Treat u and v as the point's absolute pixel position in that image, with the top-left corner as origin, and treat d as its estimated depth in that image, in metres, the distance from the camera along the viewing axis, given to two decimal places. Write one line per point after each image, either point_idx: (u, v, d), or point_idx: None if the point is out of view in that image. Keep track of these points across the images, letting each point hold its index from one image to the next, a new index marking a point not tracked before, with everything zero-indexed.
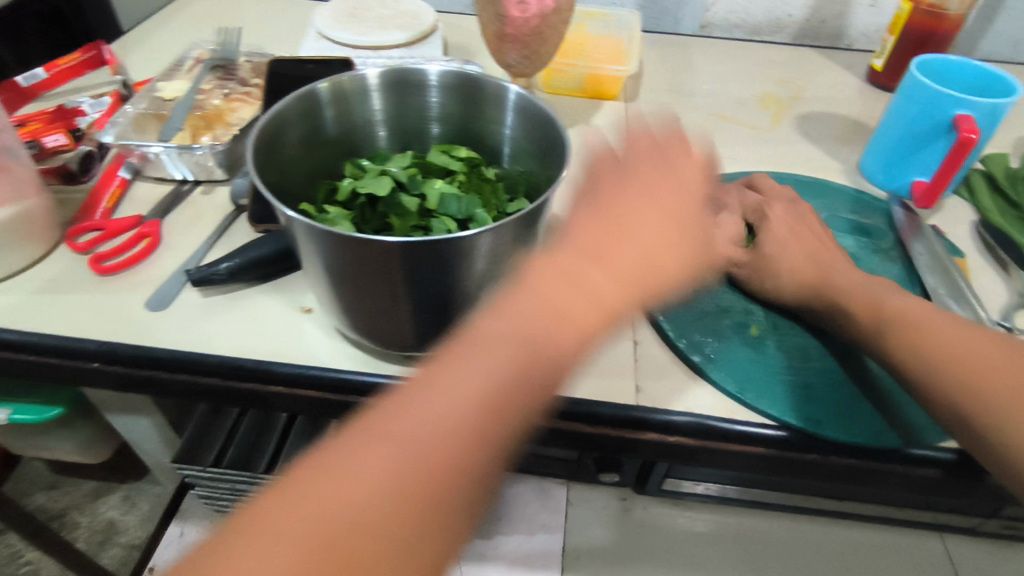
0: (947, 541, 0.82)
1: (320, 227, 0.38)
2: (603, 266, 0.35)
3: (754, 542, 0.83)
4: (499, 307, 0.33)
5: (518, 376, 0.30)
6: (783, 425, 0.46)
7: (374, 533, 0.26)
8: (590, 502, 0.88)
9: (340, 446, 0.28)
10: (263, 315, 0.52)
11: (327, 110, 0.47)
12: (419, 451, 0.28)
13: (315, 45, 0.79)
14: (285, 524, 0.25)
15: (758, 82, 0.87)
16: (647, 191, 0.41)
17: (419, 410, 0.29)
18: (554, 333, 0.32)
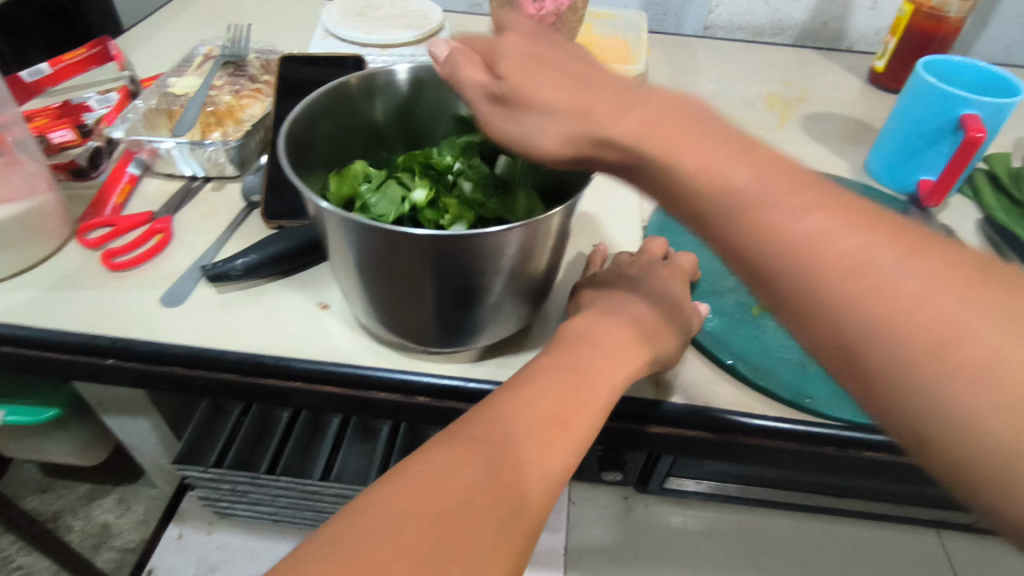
0: (944, 537, 0.83)
1: (352, 219, 0.38)
2: (621, 334, 0.43)
3: (756, 541, 0.84)
4: (544, 359, 0.41)
5: (573, 402, 0.38)
6: (801, 416, 0.47)
7: (482, 518, 0.31)
8: (594, 502, 0.89)
9: (434, 457, 0.33)
10: (281, 310, 0.52)
11: (357, 107, 0.47)
12: (506, 455, 0.34)
13: (323, 42, 0.79)
14: (403, 512, 0.30)
15: (762, 84, 0.88)
16: (650, 274, 0.51)
17: (496, 424, 0.35)
18: (580, 393, 0.38)
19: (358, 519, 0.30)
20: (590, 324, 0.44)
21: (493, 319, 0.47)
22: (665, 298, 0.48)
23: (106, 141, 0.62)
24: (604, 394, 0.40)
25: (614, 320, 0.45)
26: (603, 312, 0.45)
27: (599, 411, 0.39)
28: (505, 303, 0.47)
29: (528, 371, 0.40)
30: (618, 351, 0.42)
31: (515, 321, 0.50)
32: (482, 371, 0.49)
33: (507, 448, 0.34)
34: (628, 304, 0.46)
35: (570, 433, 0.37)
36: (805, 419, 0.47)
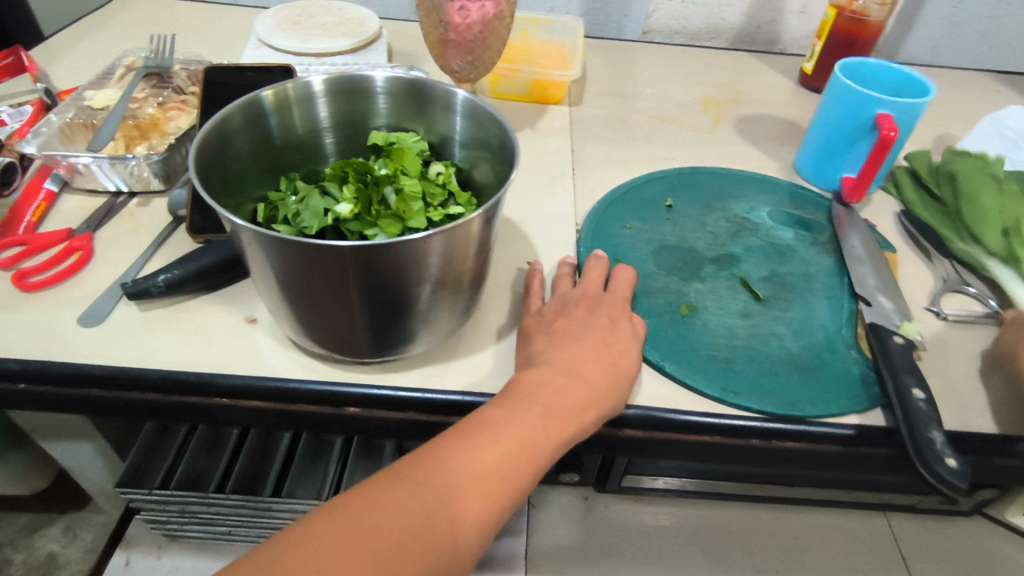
0: (890, 520, 0.86)
1: (265, 234, 0.38)
2: (588, 368, 0.44)
3: (715, 534, 0.85)
4: (511, 390, 0.43)
5: (519, 456, 0.39)
6: (725, 411, 0.48)
7: (404, 563, 0.34)
8: (554, 505, 0.88)
9: (378, 490, 0.36)
10: (207, 326, 0.51)
11: (273, 118, 0.47)
12: (445, 503, 0.36)
13: (256, 52, 0.78)
14: (329, 554, 0.33)
15: (698, 86, 0.90)
16: (598, 311, 0.49)
17: (439, 476, 0.37)
18: (535, 438, 0.40)
19: (283, 553, 0.32)
20: (546, 364, 0.44)
21: (423, 327, 0.47)
22: (624, 341, 0.47)
23: (19, 158, 0.59)
24: (556, 439, 0.41)
25: (579, 348, 0.46)
26: (574, 340, 0.46)
27: (543, 464, 0.40)
28: (434, 311, 0.47)
29: (493, 407, 0.41)
30: (574, 398, 0.42)
31: (448, 327, 0.50)
32: (415, 379, 0.49)
33: (443, 502, 0.36)
34: (582, 346, 0.46)
35: (508, 489, 0.38)
36: (730, 413, 0.48)
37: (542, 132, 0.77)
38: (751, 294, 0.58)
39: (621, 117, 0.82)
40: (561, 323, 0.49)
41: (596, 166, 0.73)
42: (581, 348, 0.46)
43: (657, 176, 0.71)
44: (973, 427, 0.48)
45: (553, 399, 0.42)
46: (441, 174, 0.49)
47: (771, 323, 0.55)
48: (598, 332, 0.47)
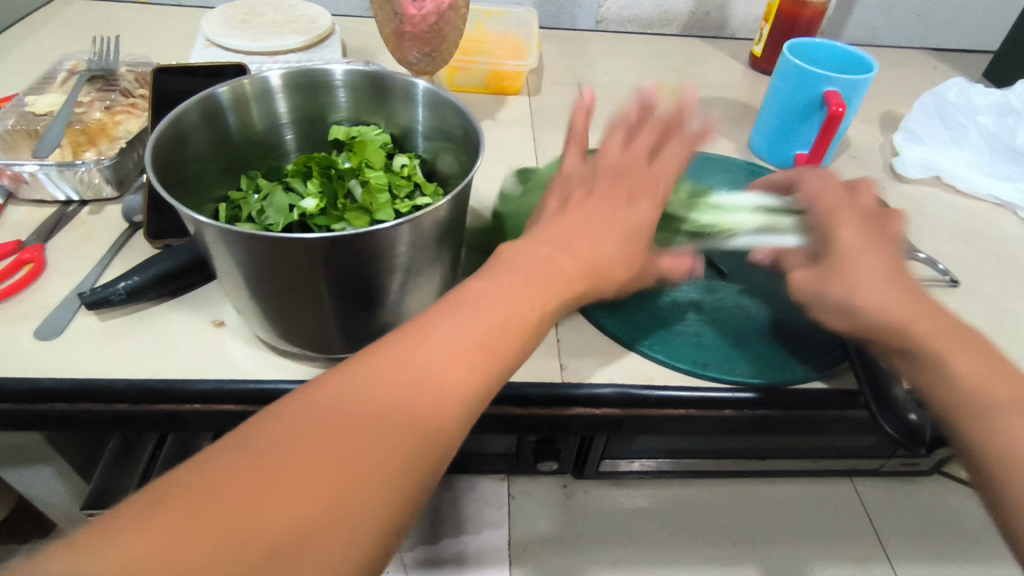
0: (857, 485, 0.90)
1: (230, 231, 0.37)
2: (565, 254, 0.42)
3: (692, 511, 0.88)
4: (479, 281, 0.38)
5: (490, 334, 0.35)
6: (696, 383, 0.50)
7: (375, 454, 0.28)
8: (533, 494, 0.89)
9: (332, 386, 0.30)
10: (172, 332, 0.49)
11: (230, 116, 0.45)
12: (419, 388, 0.31)
13: (206, 52, 0.76)
14: (286, 459, 0.26)
15: (652, 73, 0.92)
16: (620, 190, 0.48)
17: (402, 362, 0.32)
18: (508, 321, 0.36)
19: (217, 475, 0.25)
20: (514, 257, 0.41)
21: (396, 318, 0.47)
22: (626, 224, 0.46)
23: None
24: (533, 317, 0.37)
25: (562, 242, 0.43)
26: (556, 233, 0.43)
27: (518, 349, 0.36)
28: (406, 302, 0.46)
29: (460, 293, 0.37)
30: (543, 282, 0.39)
31: None
32: None
33: (415, 384, 0.31)
34: (596, 236, 0.44)
35: (482, 368, 0.34)
36: (702, 386, 0.49)
37: (502, 123, 0.77)
38: (717, 270, 0.59)
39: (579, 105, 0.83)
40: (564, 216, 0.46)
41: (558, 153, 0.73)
42: (581, 239, 0.43)
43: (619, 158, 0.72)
44: None
45: (516, 285, 0.38)
46: (406, 166, 0.49)
47: (737, 297, 0.56)
48: (598, 223, 0.45)
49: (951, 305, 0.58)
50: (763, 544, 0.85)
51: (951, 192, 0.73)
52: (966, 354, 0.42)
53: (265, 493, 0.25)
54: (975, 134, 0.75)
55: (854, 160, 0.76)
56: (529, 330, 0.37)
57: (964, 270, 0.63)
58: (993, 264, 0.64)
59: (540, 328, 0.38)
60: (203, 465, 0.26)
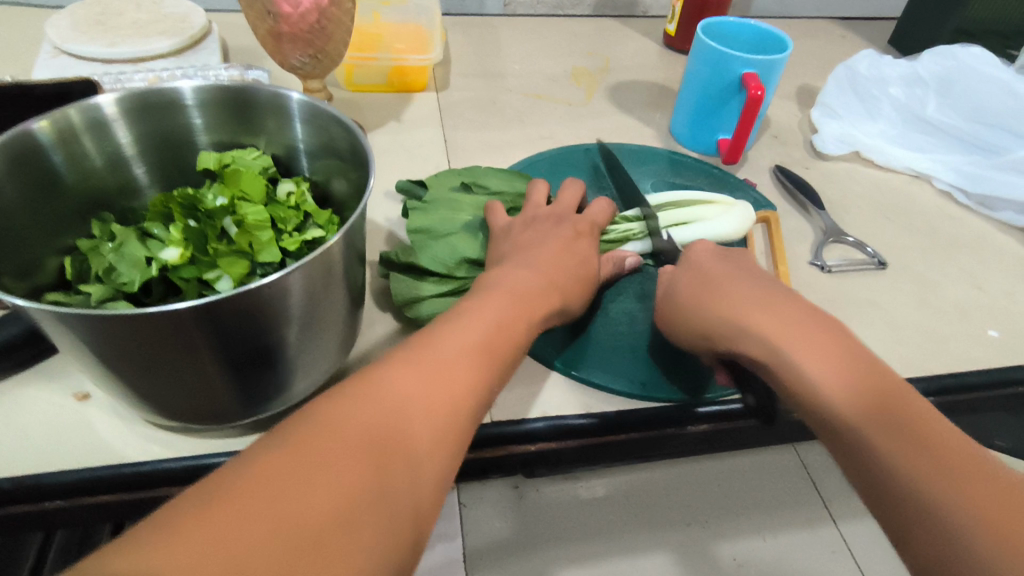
0: (800, 450, 0.89)
1: (52, 311, 0.29)
2: (537, 268, 0.43)
3: (648, 495, 0.82)
4: (468, 300, 0.39)
5: (493, 342, 0.36)
6: (637, 403, 0.47)
7: (391, 460, 0.28)
8: (484, 500, 0.78)
9: (345, 395, 0.30)
10: (23, 415, 0.41)
11: (54, 154, 0.37)
12: (426, 395, 0.31)
13: (54, 62, 0.65)
14: (325, 456, 0.26)
15: (566, 58, 0.87)
16: (564, 224, 0.50)
17: (407, 373, 0.32)
18: (500, 333, 0.37)
19: (236, 479, 0.24)
20: (500, 276, 0.42)
21: (298, 374, 0.40)
22: (584, 244, 0.49)
23: None
24: (520, 331, 0.38)
25: (528, 259, 0.44)
26: (524, 253, 0.45)
27: (509, 362, 0.37)
28: (310, 358, 0.40)
29: (449, 312, 0.38)
30: (532, 293, 0.41)
31: (329, 367, 0.43)
32: None
33: (422, 394, 0.31)
34: (548, 251, 0.45)
35: (482, 376, 0.34)
36: (642, 407, 0.46)
37: (408, 124, 0.71)
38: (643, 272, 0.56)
39: (491, 98, 0.77)
40: (515, 242, 0.47)
41: (472, 155, 0.68)
42: (545, 253, 0.45)
43: (538, 156, 0.67)
44: None
45: (503, 299, 0.39)
46: (293, 193, 0.42)
47: None
48: (548, 240, 0.47)
49: (880, 288, 0.57)
50: (719, 522, 0.82)
51: (869, 167, 0.72)
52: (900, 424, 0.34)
53: (291, 491, 0.24)
54: (888, 105, 0.76)
55: (774, 140, 0.75)
56: (519, 341, 0.38)
57: (889, 248, 0.62)
58: (915, 240, 0.63)
59: (530, 333, 0.39)
60: (235, 467, 0.25)
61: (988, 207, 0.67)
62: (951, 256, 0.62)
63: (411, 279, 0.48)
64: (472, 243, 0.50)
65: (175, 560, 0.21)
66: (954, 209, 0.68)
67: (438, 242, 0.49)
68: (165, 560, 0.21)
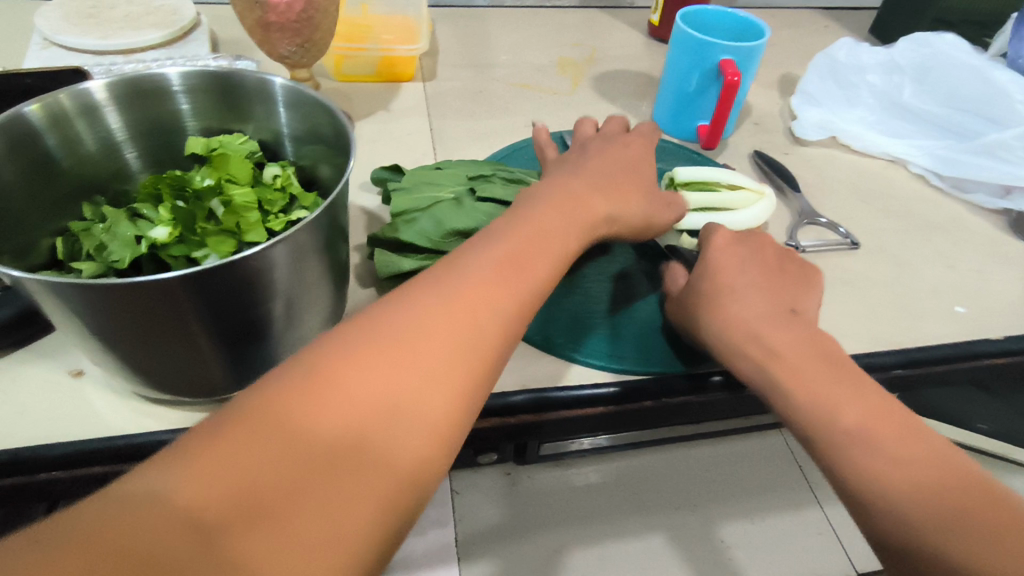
0: (787, 435, 0.93)
1: (47, 283, 0.30)
2: (567, 202, 0.43)
3: (639, 480, 0.86)
4: (496, 227, 0.40)
5: (517, 271, 0.36)
6: (613, 376, 0.48)
7: (406, 389, 0.29)
8: (478, 487, 0.82)
9: (368, 326, 0.31)
10: (20, 391, 0.42)
11: (48, 138, 0.39)
12: (445, 326, 0.32)
13: (45, 54, 0.66)
14: (341, 385, 0.28)
15: (552, 48, 0.89)
16: (596, 159, 0.50)
17: (422, 312, 0.32)
18: (525, 264, 0.37)
19: (260, 403, 0.27)
20: (530, 210, 0.41)
21: (285, 347, 0.42)
22: (615, 177, 0.49)
23: None
24: (547, 261, 0.39)
25: (562, 192, 0.44)
26: (560, 184, 0.45)
27: (535, 291, 0.37)
28: (295, 333, 0.41)
29: (477, 240, 0.38)
30: (558, 225, 0.41)
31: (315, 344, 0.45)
32: None
33: (441, 324, 0.32)
34: (581, 183, 0.46)
35: (500, 315, 0.34)
36: (619, 380, 0.48)
37: (395, 113, 0.72)
38: None
39: (478, 88, 0.78)
40: (550, 176, 0.48)
41: (458, 142, 0.69)
42: (581, 187, 0.46)
43: (524, 141, 0.68)
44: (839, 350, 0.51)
45: (529, 230, 0.39)
46: (278, 176, 0.44)
47: (650, 281, 0.55)
48: (582, 174, 0.47)
49: (855, 269, 0.59)
50: (706, 504, 0.86)
51: (847, 152, 0.74)
52: (862, 408, 0.37)
53: (305, 417, 0.27)
54: (867, 93, 0.77)
55: (756, 127, 0.76)
56: (547, 281, 0.38)
57: (865, 230, 0.64)
58: (890, 222, 0.65)
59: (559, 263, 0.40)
60: (258, 392, 0.27)
61: (963, 190, 0.69)
62: (925, 237, 0.64)
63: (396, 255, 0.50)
64: (456, 213, 0.52)
65: (196, 477, 0.24)
66: (930, 192, 0.69)
67: (424, 215, 0.51)
68: (182, 486, 0.23)
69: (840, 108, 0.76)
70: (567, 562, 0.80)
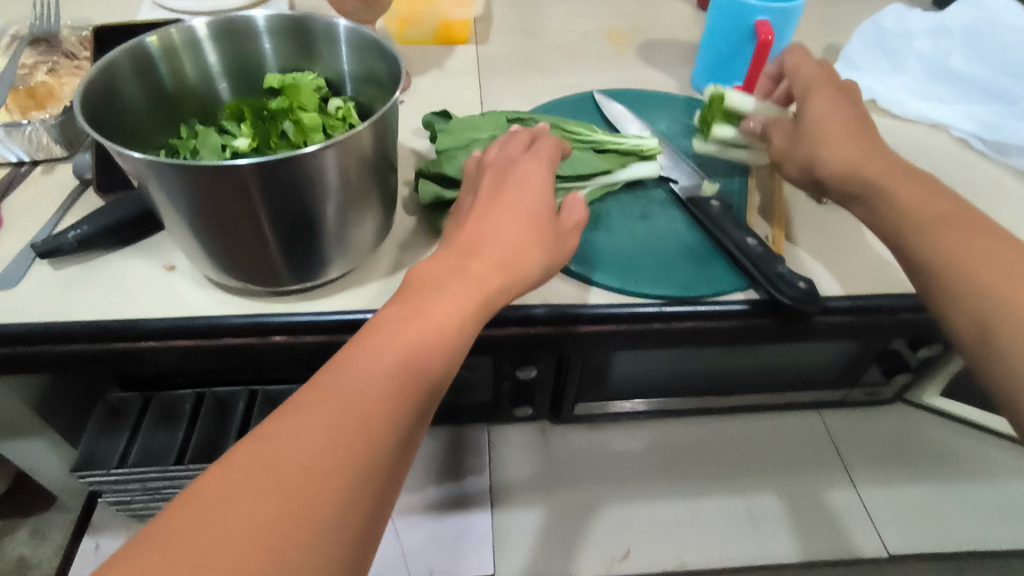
0: (825, 416, 0.98)
1: (158, 166, 0.38)
2: (485, 250, 0.42)
3: (673, 449, 0.94)
4: (411, 287, 0.39)
5: (435, 327, 0.36)
6: (629, 299, 0.53)
7: (332, 467, 0.28)
8: (514, 442, 0.94)
9: (281, 414, 0.30)
10: (125, 277, 0.52)
11: (159, 65, 0.47)
12: (363, 392, 0.32)
13: (151, 14, 0.76)
14: (258, 482, 0.27)
15: (601, 18, 0.93)
16: (515, 176, 0.47)
17: (324, 396, 0.31)
18: (446, 317, 0.37)
19: (179, 521, 0.26)
20: (444, 261, 0.41)
21: (338, 249, 0.49)
22: (533, 206, 0.46)
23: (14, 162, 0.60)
24: (465, 309, 0.38)
25: (474, 234, 0.43)
26: (471, 229, 0.44)
27: (457, 345, 0.37)
28: (348, 236, 0.48)
29: (396, 303, 0.38)
30: (474, 274, 0.40)
31: (364, 253, 0.52)
32: (338, 304, 0.51)
33: (362, 392, 0.32)
34: (495, 217, 0.44)
35: (425, 369, 0.34)
36: (633, 302, 0.53)
37: (450, 72, 0.79)
38: (654, 186, 0.62)
39: (527, 52, 0.84)
40: (462, 218, 0.46)
41: (504, 98, 0.75)
42: (496, 220, 0.44)
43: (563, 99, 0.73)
44: (848, 291, 0.54)
45: (455, 283, 0.39)
46: (341, 107, 0.50)
47: (670, 220, 0.59)
48: (498, 209, 0.45)
49: None
50: (733, 475, 0.92)
51: (887, 117, 0.74)
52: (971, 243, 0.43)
53: (228, 522, 0.26)
54: (911, 59, 0.78)
55: None
56: (467, 326, 0.38)
57: None
58: None
59: (476, 314, 0.39)
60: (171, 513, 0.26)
61: (1002, 153, 0.69)
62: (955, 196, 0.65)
63: (440, 186, 0.56)
64: None
65: None
66: (968, 155, 0.70)
67: (463, 152, 0.57)
68: None
69: (882, 74, 0.77)
70: (590, 518, 0.88)
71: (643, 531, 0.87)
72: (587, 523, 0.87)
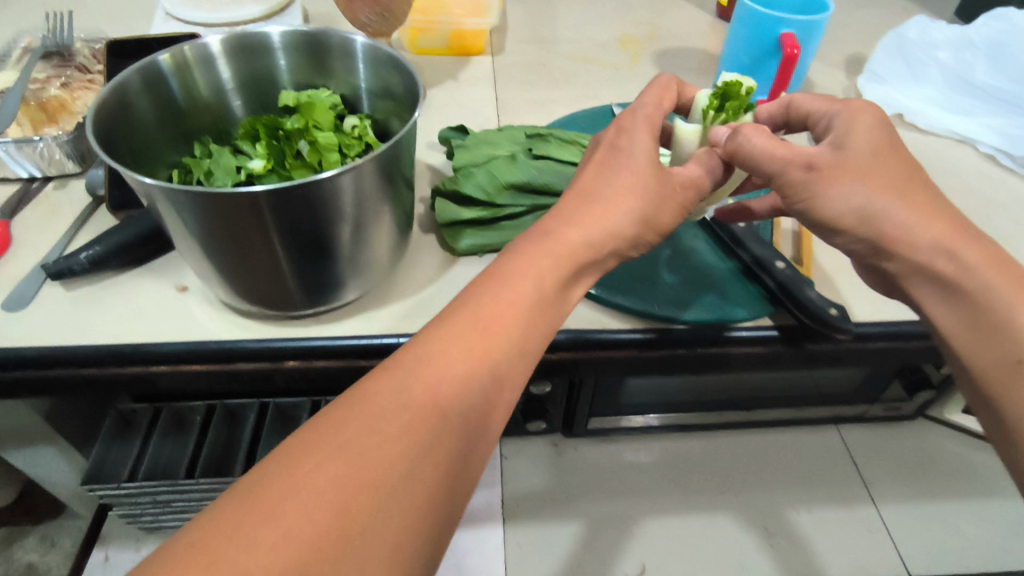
0: (843, 432, 0.95)
1: (170, 192, 0.37)
2: (564, 247, 0.39)
3: (685, 462, 0.92)
4: (489, 277, 0.37)
5: (505, 343, 0.34)
6: (653, 324, 0.51)
7: (392, 485, 0.28)
8: (525, 453, 0.92)
9: (354, 414, 0.30)
10: (137, 298, 0.50)
11: (172, 82, 0.46)
12: (433, 408, 0.30)
13: (164, 25, 0.75)
14: (321, 484, 0.27)
15: (617, 26, 0.91)
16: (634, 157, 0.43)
17: (395, 406, 0.30)
18: (516, 330, 0.35)
19: (246, 506, 0.26)
20: (523, 254, 0.38)
21: (352, 271, 0.47)
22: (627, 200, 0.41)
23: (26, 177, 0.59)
24: (535, 319, 0.36)
25: (559, 227, 0.40)
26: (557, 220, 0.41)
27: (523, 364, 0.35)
28: (362, 258, 0.47)
29: (471, 297, 0.36)
30: (552, 276, 0.38)
31: (378, 275, 0.50)
32: (351, 327, 0.50)
33: (431, 406, 0.31)
34: (588, 209, 0.41)
35: (490, 392, 0.33)
36: (655, 326, 0.51)
37: (464, 82, 0.77)
38: None
39: (541, 61, 0.82)
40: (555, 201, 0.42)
41: (520, 109, 0.74)
42: (587, 211, 0.41)
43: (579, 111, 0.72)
44: (879, 317, 0.52)
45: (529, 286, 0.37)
46: (357, 126, 0.49)
47: (692, 239, 0.57)
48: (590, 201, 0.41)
49: None
50: (748, 491, 0.90)
51: (912, 130, 0.72)
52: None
53: (288, 521, 0.25)
54: (935, 71, 0.76)
55: None
56: (535, 340, 0.36)
57: None
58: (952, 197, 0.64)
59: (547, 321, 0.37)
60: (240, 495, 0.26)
61: None
62: (986, 214, 0.62)
63: (456, 207, 0.55)
64: (511, 169, 0.56)
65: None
66: (997, 171, 0.67)
67: (480, 170, 0.55)
68: None
69: (906, 86, 0.75)
70: (600, 532, 0.86)
71: (655, 547, 0.85)
72: (601, 539, 0.85)
